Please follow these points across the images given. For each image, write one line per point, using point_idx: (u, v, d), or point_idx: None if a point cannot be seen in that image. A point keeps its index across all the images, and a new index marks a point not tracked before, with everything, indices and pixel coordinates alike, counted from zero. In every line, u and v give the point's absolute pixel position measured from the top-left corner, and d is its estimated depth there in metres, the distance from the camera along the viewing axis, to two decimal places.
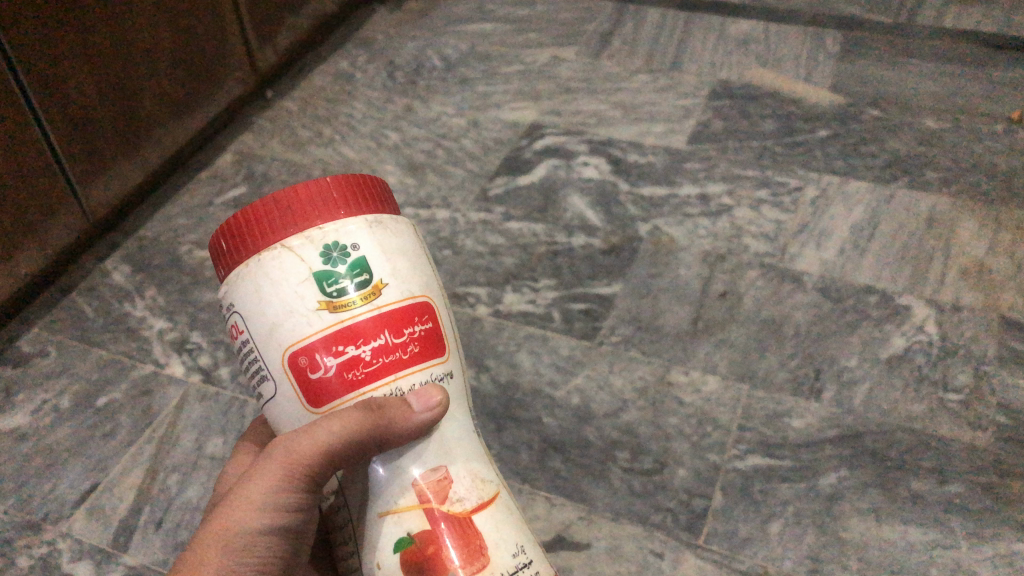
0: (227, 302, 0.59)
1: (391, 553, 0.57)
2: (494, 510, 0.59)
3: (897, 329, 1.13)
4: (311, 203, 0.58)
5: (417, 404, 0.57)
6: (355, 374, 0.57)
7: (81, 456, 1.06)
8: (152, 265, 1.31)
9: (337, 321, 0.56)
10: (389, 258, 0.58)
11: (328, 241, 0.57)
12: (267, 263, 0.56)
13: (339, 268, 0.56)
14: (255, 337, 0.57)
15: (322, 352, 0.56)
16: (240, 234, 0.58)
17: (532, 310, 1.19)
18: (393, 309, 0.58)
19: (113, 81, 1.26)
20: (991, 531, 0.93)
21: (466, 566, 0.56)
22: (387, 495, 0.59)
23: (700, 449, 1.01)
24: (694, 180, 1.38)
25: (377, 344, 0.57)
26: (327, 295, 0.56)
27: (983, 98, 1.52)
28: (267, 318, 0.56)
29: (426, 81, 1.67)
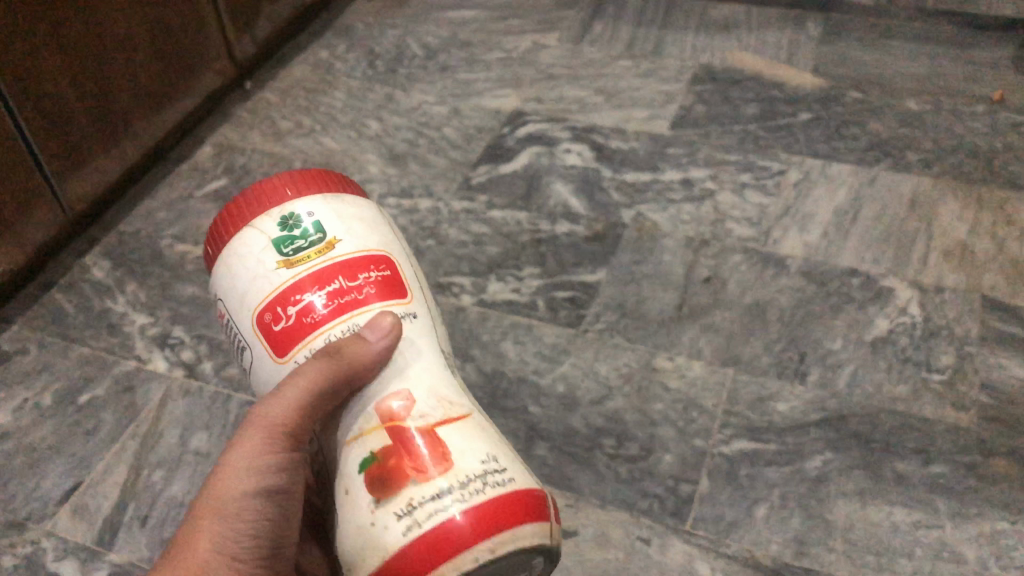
0: (214, 294, 0.71)
1: (358, 473, 0.63)
2: (457, 427, 0.64)
3: (880, 312, 1.13)
4: (270, 188, 0.70)
5: (371, 336, 0.65)
6: (315, 318, 0.66)
7: (63, 453, 1.05)
8: (133, 260, 1.30)
9: (293, 275, 0.66)
10: (340, 220, 0.69)
11: (283, 215, 0.68)
12: (238, 242, 0.68)
13: (293, 233, 0.67)
14: (233, 308, 0.68)
15: (283, 305, 0.66)
16: (217, 232, 0.71)
17: (516, 298, 1.19)
18: (343, 259, 0.67)
19: (88, 73, 1.25)
20: (975, 510, 0.93)
21: (424, 471, 0.60)
22: (355, 425, 0.65)
23: (687, 435, 1.02)
24: (678, 165, 1.38)
25: (330, 290, 0.66)
26: (286, 255, 0.67)
27: (964, 80, 1.52)
28: (243, 286, 0.68)
29: (406, 69, 1.65)
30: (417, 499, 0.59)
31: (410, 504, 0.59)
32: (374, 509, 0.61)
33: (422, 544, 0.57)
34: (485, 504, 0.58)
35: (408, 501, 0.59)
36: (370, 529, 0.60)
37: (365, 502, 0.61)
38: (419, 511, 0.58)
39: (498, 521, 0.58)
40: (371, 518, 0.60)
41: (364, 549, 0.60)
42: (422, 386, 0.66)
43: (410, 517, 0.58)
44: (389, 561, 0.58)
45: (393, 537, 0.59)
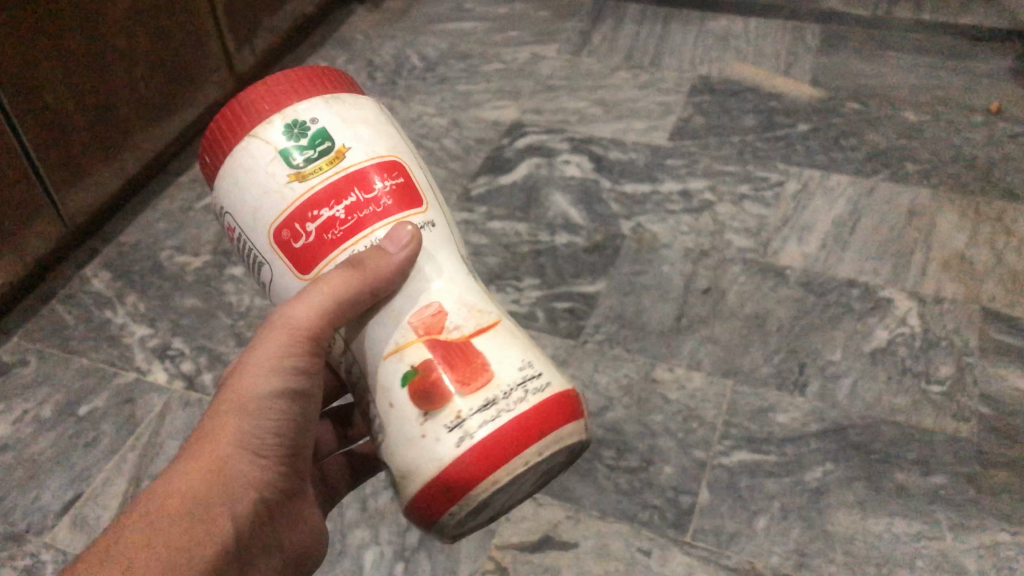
0: (218, 202, 0.67)
1: (400, 388, 0.63)
2: (490, 335, 0.64)
3: (879, 322, 1.13)
4: (272, 93, 0.65)
5: (393, 247, 0.63)
6: (334, 234, 0.63)
7: (63, 465, 1.05)
8: (133, 271, 1.30)
9: (307, 188, 0.63)
10: (348, 126, 0.65)
11: (288, 121, 0.63)
12: (240, 152, 0.64)
13: (301, 142, 0.63)
14: (246, 225, 0.65)
15: (301, 221, 0.63)
16: (216, 140, 0.66)
17: (515, 310, 1.19)
18: (356, 169, 0.64)
19: (89, 85, 1.25)
20: (976, 521, 0.93)
21: (468, 384, 0.61)
22: (387, 338, 0.65)
23: (687, 446, 1.02)
24: (677, 176, 1.38)
25: (348, 203, 0.63)
26: (297, 167, 0.63)
27: (961, 90, 1.53)
28: (251, 201, 0.64)
29: (406, 81, 1.66)
30: (464, 411, 0.60)
31: (458, 416, 0.60)
32: (421, 422, 0.61)
33: (474, 455, 0.59)
34: (530, 416, 0.60)
35: (455, 414, 0.60)
36: (419, 442, 0.61)
37: (411, 415, 0.62)
38: (469, 422, 0.60)
39: (544, 432, 0.60)
40: (420, 433, 0.61)
41: (414, 461, 0.61)
42: (452, 297, 0.66)
43: (461, 430, 0.59)
44: (443, 472, 0.59)
45: (445, 448, 0.60)
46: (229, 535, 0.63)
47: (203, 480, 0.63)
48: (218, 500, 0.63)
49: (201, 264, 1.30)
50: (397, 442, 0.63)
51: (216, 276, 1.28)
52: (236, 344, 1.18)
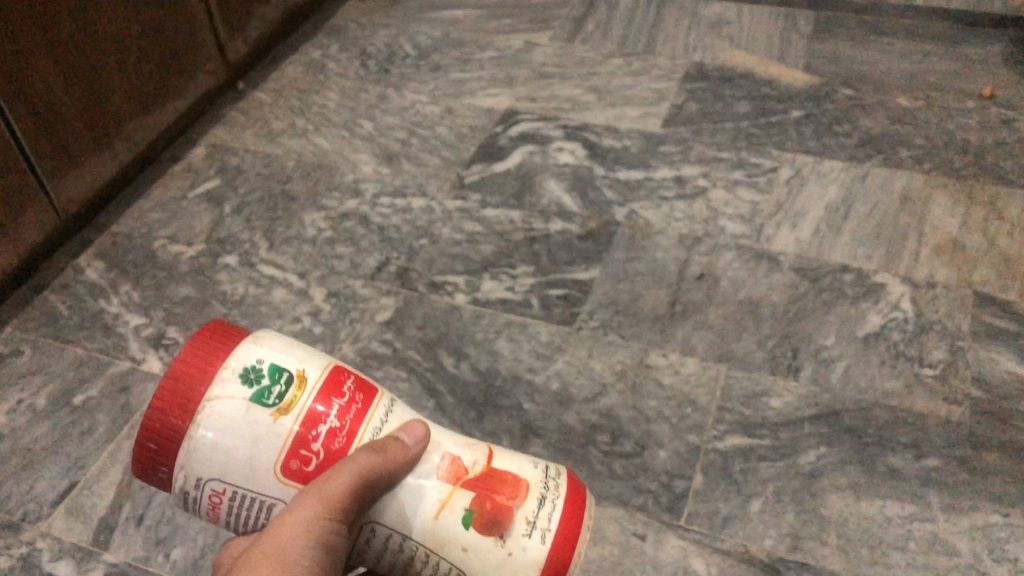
0: (193, 484, 0.62)
1: (464, 533, 0.65)
2: (498, 455, 0.70)
3: (873, 307, 1.13)
4: (200, 362, 0.62)
5: (409, 439, 0.65)
6: (339, 442, 0.64)
7: (58, 454, 1.05)
8: (127, 261, 1.30)
9: (297, 417, 0.62)
10: (287, 351, 0.65)
11: (240, 369, 0.62)
12: (205, 421, 0.61)
13: (264, 381, 0.62)
14: (242, 483, 0.62)
15: (305, 447, 0.63)
16: (160, 431, 0.61)
17: (510, 297, 1.19)
18: (324, 380, 0.65)
19: (81, 74, 1.25)
20: (968, 503, 0.94)
21: (518, 495, 0.67)
22: (424, 506, 0.65)
23: (681, 431, 1.02)
24: (670, 163, 1.38)
25: (335, 411, 0.64)
26: (274, 403, 0.62)
27: (954, 76, 1.53)
28: (243, 463, 0.61)
29: (399, 69, 1.65)
30: (531, 515, 0.66)
31: (529, 520, 0.66)
32: (501, 544, 0.65)
33: (560, 543, 0.66)
34: (572, 491, 0.69)
35: (525, 521, 0.66)
36: (507, 560, 0.65)
37: (487, 549, 0.65)
38: (539, 521, 0.66)
39: (580, 499, 0.69)
40: (504, 557, 0.65)
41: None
42: (449, 444, 0.69)
43: (539, 529, 0.66)
44: (542, 568, 0.65)
45: (535, 551, 0.65)
46: None
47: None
48: None
49: (195, 253, 1.30)
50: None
51: (210, 265, 1.28)
52: None
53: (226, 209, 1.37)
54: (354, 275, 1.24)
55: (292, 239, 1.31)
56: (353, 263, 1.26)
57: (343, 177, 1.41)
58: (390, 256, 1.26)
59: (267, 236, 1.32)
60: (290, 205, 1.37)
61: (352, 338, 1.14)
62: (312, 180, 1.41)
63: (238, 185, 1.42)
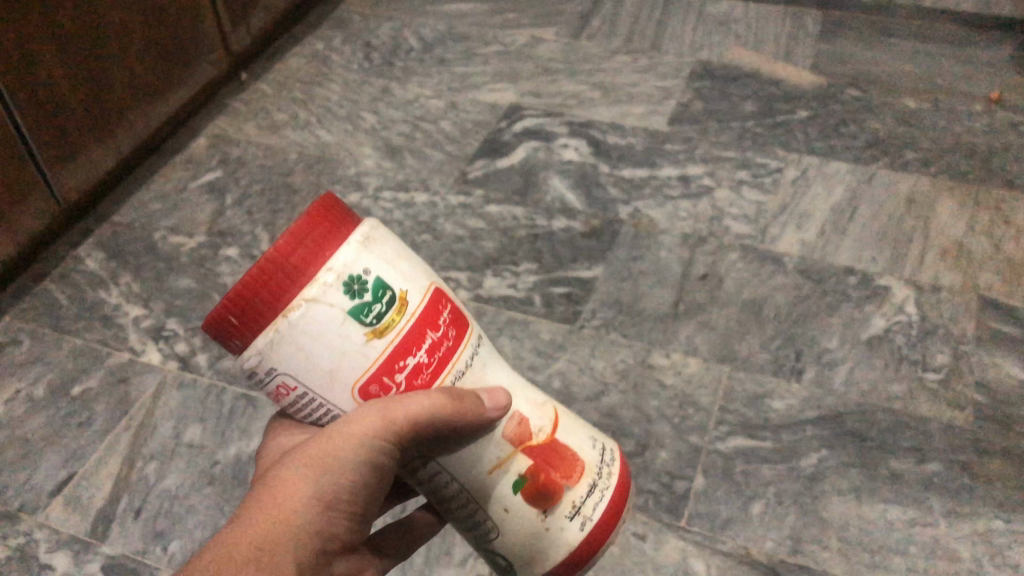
0: (263, 369, 0.52)
1: (511, 496, 0.61)
2: (563, 422, 0.64)
3: (877, 310, 1.13)
4: (300, 255, 0.50)
5: (489, 403, 0.58)
6: (423, 378, 0.56)
7: (56, 445, 1.05)
8: (127, 251, 1.29)
9: (389, 342, 0.53)
10: (394, 264, 0.53)
11: (344, 277, 0.51)
12: (297, 323, 0.50)
13: (366, 298, 0.51)
14: (316, 390, 0.54)
15: (388, 374, 0.54)
16: (249, 308, 0.50)
17: (512, 294, 1.19)
18: (424, 308, 0.55)
19: (83, 62, 1.24)
20: (970, 509, 0.93)
21: (573, 477, 0.62)
22: (482, 456, 0.60)
23: (682, 432, 1.02)
24: (675, 161, 1.37)
25: (428, 344, 0.55)
26: (371, 323, 0.52)
27: (961, 79, 1.52)
28: (322, 371, 0.52)
29: (403, 63, 1.64)
30: (579, 500, 0.63)
31: (576, 505, 0.63)
32: (542, 518, 0.62)
33: (596, 531, 0.64)
34: (617, 482, 0.66)
35: (572, 505, 0.62)
36: (542, 533, 0.63)
37: (527, 517, 0.62)
38: (584, 509, 0.63)
39: (622, 492, 0.67)
40: (540, 530, 0.63)
41: (538, 547, 0.63)
42: (523, 398, 0.62)
43: (581, 516, 0.63)
44: (570, 550, 0.64)
45: (572, 535, 0.63)
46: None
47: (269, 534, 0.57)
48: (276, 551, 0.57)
49: (196, 244, 1.29)
50: (509, 534, 0.64)
51: (211, 256, 1.27)
52: None
53: (228, 200, 1.37)
54: None
55: None
56: None
57: (345, 170, 1.41)
58: None
59: (268, 228, 1.31)
60: (292, 198, 1.36)
61: None
62: (315, 173, 1.40)
63: (240, 176, 1.41)
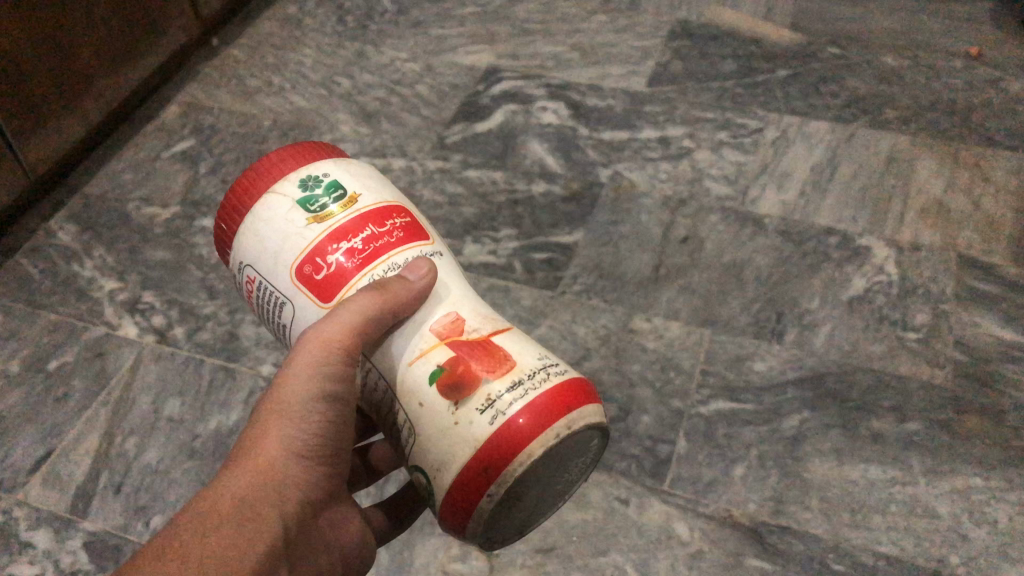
0: (240, 266, 0.66)
1: (426, 388, 0.60)
2: (510, 335, 0.63)
3: (857, 271, 1.13)
4: (275, 164, 0.66)
5: (411, 281, 0.62)
6: (354, 262, 0.62)
7: (33, 422, 1.03)
8: (100, 223, 1.27)
9: (327, 227, 0.62)
10: (357, 178, 0.66)
11: (302, 177, 0.65)
12: (258, 211, 0.64)
13: (317, 192, 0.64)
14: (267, 273, 0.64)
15: (323, 256, 0.62)
16: (234, 205, 0.66)
17: (493, 260, 1.18)
18: (371, 208, 0.64)
19: (47, 30, 1.20)
20: (949, 466, 0.94)
21: (494, 371, 0.59)
22: (408, 347, 0.62)
23: (664, 396, 1.02)
24: (655, 123, 1.36)
25: (366, 235, 0.63)
26: (313, 212, 0.63)
27: (941, 35, 1.51)
28: (269, 251, 0.63)
29: (377, 25, 1.61)
30: (496, 394, 0.58)
31: (490, 398, 0.58)
32: (454, 412, 0.58)
33: (507, 433, 0.56)
34: (556, 392, 0.58)
35: (486, 397, 0.58)
36: (452, 430, 0.58)
37: (441, 411, 0.59)
38: (500, 404, 0.57)
39: (568, 404, 0.58)
40: (449, 427, 0.58)
41: (448, 449, 0.58)
42: (466, 308, 0.64)
43: (493, 409, 0.57)
44: (477, 449, 0.57)
45: (480, 430, 0.57)
46: (280, 533, 0.58)
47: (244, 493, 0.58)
48: (259, 503, 0.58)
49: (170, 215, 1.27)
50: (427, 438, 0.60)
51: (186, 227, 1.25)
52: (208, 298, 1.16)
53: (201, 169, 1.34)
54: None
55: None
56: None
57: (321, 137, 1.38)
58: None
59: None
60: None
61: None
62: (289, 140, 1.38)
63: (213, 144, 1.38)
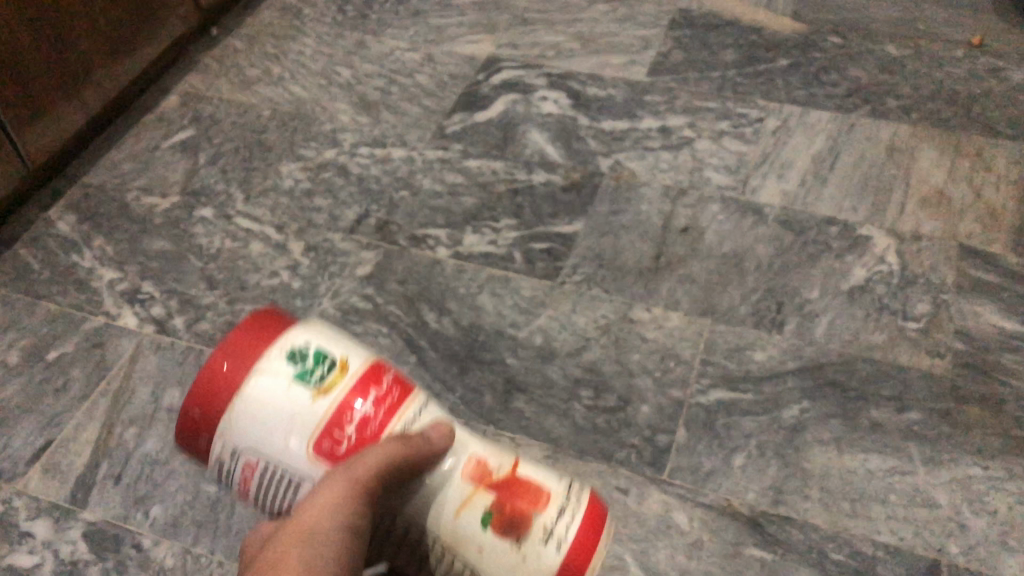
0: (228, 454, 0.58)
1: (481, 533, 0.59)
2: (526, 461, 0.63)
3: (858, 260, 1.13)
4: (245, 341, 0.58)
5: (434, 434, 0.58)
6: (372, 429, 0.58)
7: (33, 412, 1.03)
8: (99, 213, 1.27)
9: (333, 401, 0.57)
10: (334, 340, 0.60)
11: (284, 349, 0.58)
12: (247, 399, 0.57)
13: (307, 364, 0.58)
14: (275, 457, 0.57)
15: (337, 429, 0.57)
16: (206, 394, 0.58)
17: (493, 251, 1.17)
18: (366, 370, 0.59)
19: (46, 17, 1.20)
20: (948, 456, 0.94)
21: (538, 503, 0.60)
22: (444, 496, 0.60)
23: (664, 385, 1.02)
24: (655, 113, 1.35)
25: (373, 398, 0.58)
26: (314, 385, 0.57)
27: (943, 24, 1.50)
28: (274, 438, 0.57)
29: (377, 14, 1.60)
30: (550, 523, 0.59)
31: (547, 528, 0.59)
32: (516, 549, 0.58)
33: (576, 553, 0.59)
34: (592, 505, 0.61)
35: (543, 529, 0.59)
36: (523, 566, 0.58)
37: (502, 552, 0.59)
38: (557, 531, 0.59)
39: (602, 515, 0.62)
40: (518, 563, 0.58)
41: None
42: (476, 444, 0.63)
43: (555, 538, 0.59)
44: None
45: (551, 563, 0.58)
46: None
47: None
48: None
49: (169, 205, 1.27)
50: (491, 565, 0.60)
51: (185, 217, 1.25)
52: (208, 288, 1.16)
53: (201, 159, 1.34)
54: (333, 228, 1.22)
55: (269, 191, 1.28)
56: (331, 216, 1.24)
57: (321, 126, 1.38)
58: (369, 209, 1.24)
59: (243, 188, 1.29)
60: (266, 156, 1.34)
61: (331, 294, 1.14)
62: (289, 130, 1.38)
63: (213, 134, 1.38)
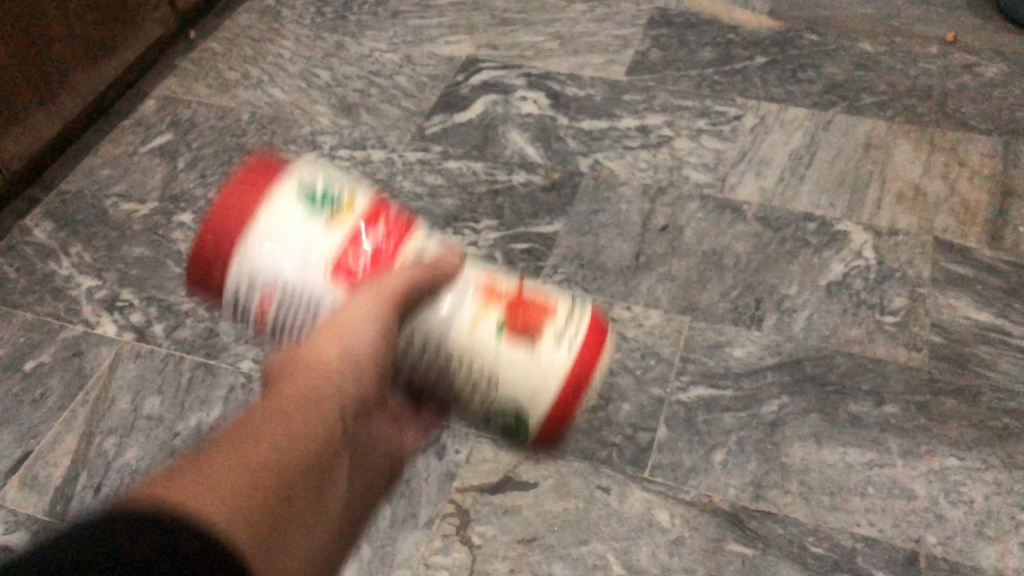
0: (246, 281, 0.61)
1: (497, 345, 0.62)
2: (536, 284, 0.66)
3: (836, 256, 1.13)
4: (248, 190, 0.60)
5: (443, 256, 0.63)
6: (385, 262, 0.61)
7: (12, 422, 1.03)
8: (77, 220, 1.26)
9: (344, 224, 0.61)
10: (341, 179, 0.64)
11: (300, 181, 0.61)
12: (259, 224, 0.60)
13: (317, 196, 0.61)
14: (293, 281, 0.60)
15: (353, 252, 0.61)
16: (221, 241, 0.60)
17: (473, 251, 1.18)
18: (367, 208, 0.62)
19: (18, 23, 1.20)
20: (926, 448, 0.95)
21: (550, 314, 0.63)
22: (457, 312, 0.62)
23: (644, 383, 1.02)
24: (634, 112, 1.36)
25: (376, 238, 0.62)
26: (326, 216, 0.61)
27: (918, 20, 1.51)
28: (288, 271, 0.60)
29: (356, 16, 1.60)
30: (561, 325, 0.63)
31: (558, 335, 0.62)
32: (531, 352, 0.62)
33: (588, 348, 0.63)
34: (594, 328, 0.64)
35: (553, 338, 0.62)
36: (537, 373, 0.62)
37: (517, 358, 0.62)
38: (567, 332, 0.63)
39: (603, 334, 0.65)
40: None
41: (537, 382, 0.62)
42: (474, 264, 0.66)
43: (566, 342, 0.62)
44: (565, 379, 0.62)
45: (563, 360, 0.62)
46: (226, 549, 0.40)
47: (248, 466, 0.44)
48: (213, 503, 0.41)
49: (148, 211, 1.26)
50: (513, 380, 0.62)
51: (164, 223, 1.24)
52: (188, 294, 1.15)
53: (179, 164, 1.33)
54: None
55: None
56: None
57: (300, 130, 1.38)
58: None
59: (222, 192, 1.28)
60: (246, 160, 1.33)
61: None
62: (268, 134, 1.37)
63: (191, 139, 1.38)
